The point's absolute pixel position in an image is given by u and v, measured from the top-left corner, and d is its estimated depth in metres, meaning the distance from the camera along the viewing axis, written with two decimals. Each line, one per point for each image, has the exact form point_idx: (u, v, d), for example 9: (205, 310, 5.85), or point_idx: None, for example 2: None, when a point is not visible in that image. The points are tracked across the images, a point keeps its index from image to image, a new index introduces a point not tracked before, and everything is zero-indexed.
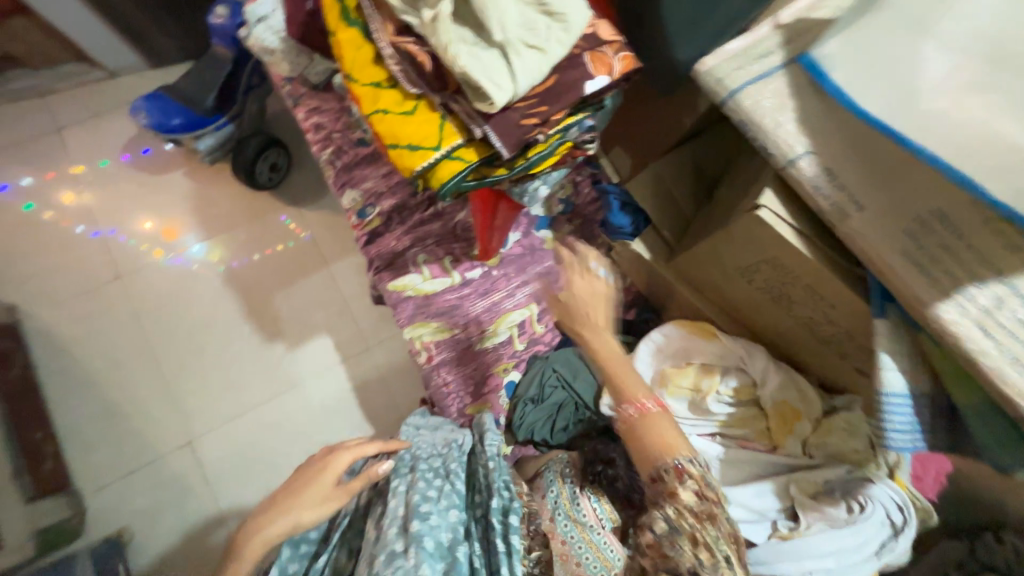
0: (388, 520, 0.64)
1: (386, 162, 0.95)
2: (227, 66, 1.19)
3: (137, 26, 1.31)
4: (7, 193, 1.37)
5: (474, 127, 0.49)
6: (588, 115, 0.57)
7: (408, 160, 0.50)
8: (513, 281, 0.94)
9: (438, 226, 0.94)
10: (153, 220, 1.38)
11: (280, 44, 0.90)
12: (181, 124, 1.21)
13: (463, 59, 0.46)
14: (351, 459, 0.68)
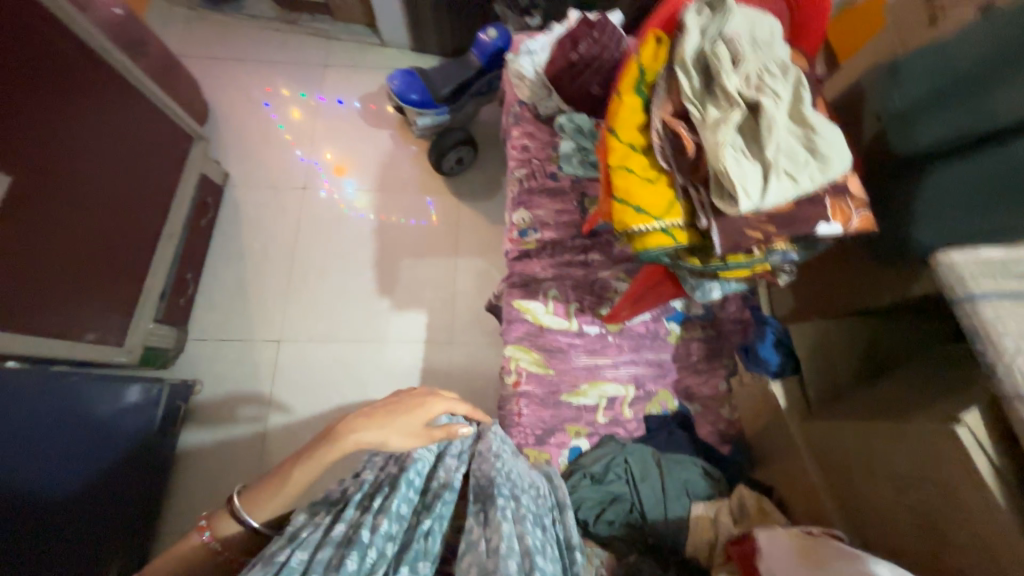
0: (506, 550, 0.58)
1: (563, 200, 1.02)
2: (470, 71, 1.40)
3: (423, 19, 1.60)
4: (266, 94, 1.70)
5: (702, 217, 0.52)
6: (796, 249, 0.58)
7: (627, 218, 0.53)
8: (623, 356, 0.93)
9: (581, 273, 0.97)
10: (332, 152, 1.63)
11: (534, 76, 1.03)
12: (415, 100, 1.38)
13: (727, 160, 0.48)
14: (443, 410, 0.71)
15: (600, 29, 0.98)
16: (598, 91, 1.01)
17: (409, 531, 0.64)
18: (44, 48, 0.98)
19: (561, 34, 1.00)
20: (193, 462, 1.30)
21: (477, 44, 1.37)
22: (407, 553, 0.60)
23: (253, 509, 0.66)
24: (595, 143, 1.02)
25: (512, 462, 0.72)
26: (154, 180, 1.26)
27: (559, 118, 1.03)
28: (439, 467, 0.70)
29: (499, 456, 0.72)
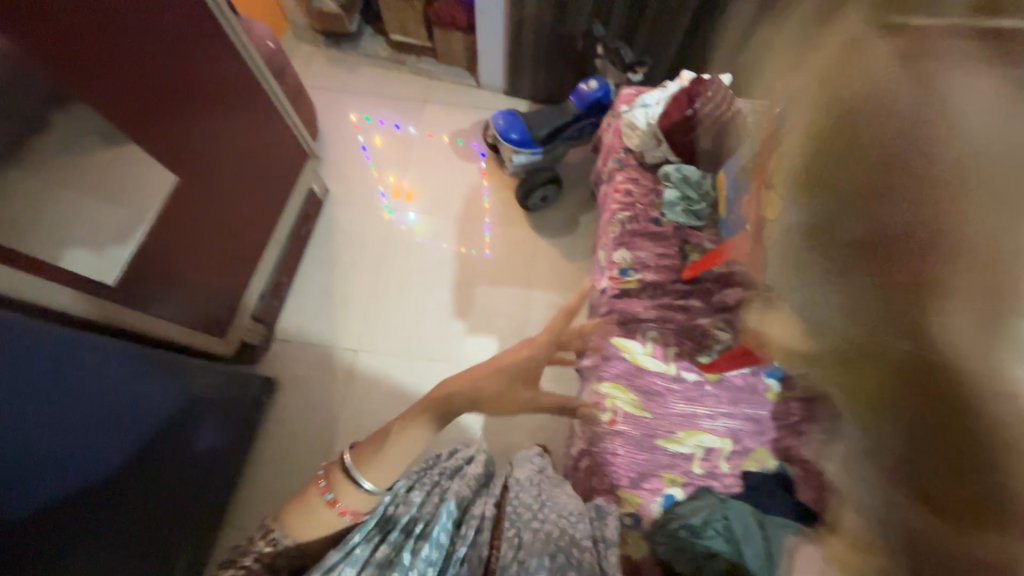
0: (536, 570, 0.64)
1: (664, 245, 1.05)
2: (568, 116, 1.48)
3: (522, 67, 1.71)
4: (363, 122, 1.84)
5: None
6: None
7: None
8: (721, 407, 0.92)
9: (680, 318, 0.98)
10: (395, 177, 1.74)
11: (646, 127, 1.09)
12: (514, 139, 1.48)
13: None
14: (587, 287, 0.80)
15: (715, 88, 1.04)
16: (708, 146, 1.06)
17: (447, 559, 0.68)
18: (200, 45, 1.01)
19: (677, 91, 1.07)
20: (263, 461, 1.34)
21: (577, 93, 1.47)
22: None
23: (372, 469, 0.69)
24: (700, 194, 1.06)
25: (549, 494, 0.81)
26: (272, 190, 1.36)
27: (665, 167, 1.09)
28: (475, 503, 0.77)
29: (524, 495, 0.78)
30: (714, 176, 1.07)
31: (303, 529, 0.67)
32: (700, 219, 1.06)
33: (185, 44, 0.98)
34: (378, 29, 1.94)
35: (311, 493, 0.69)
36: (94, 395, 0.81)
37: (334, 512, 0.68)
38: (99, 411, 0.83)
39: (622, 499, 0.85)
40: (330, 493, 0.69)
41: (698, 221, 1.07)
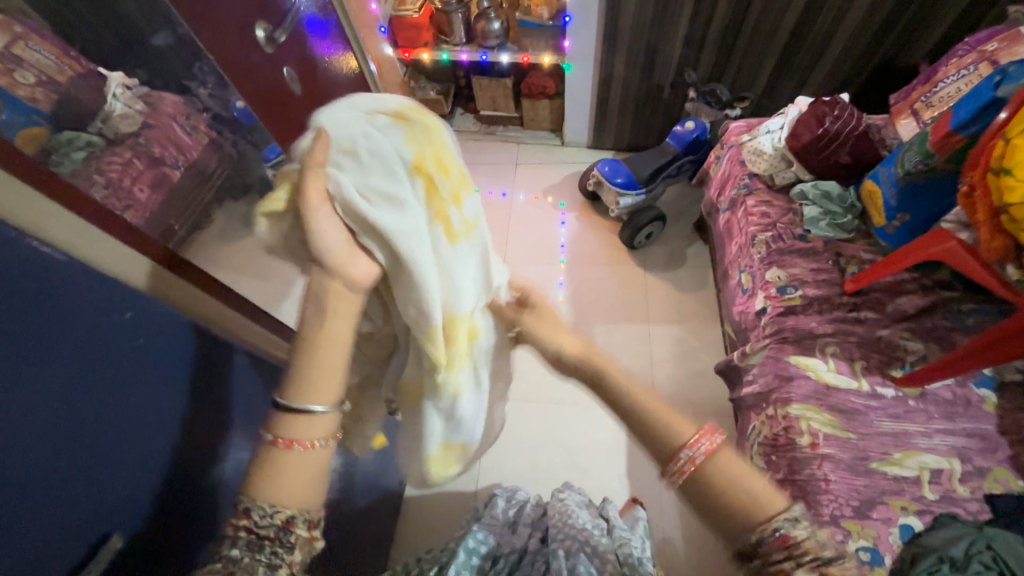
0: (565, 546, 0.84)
1: (818, 260, 1.04)
2: (667, 157, 1.56)
3: (608, 121, 1.82)
4: None
5: None
6: None
7: None
8: (933, 423, 0.84)
9: (859, 332, 0.93)
10: None
11: (773, 150, 1.13)
12: (620, 183, 1.55)
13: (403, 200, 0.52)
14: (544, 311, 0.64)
15: (839, 107, 1.07)
16: (843, 160, 1.08)
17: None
18: (346, 84, 1.09)
19: (799, 115, 1.12)
20: (406, 519, 1.26)
21: (673, 134, 1.56)
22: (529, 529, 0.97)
23: (315, 391, 0.47)
24: (844, 208, 1.06)
25: (584, 516, 0.96)
26: None
27: (799, 186, 1.11)
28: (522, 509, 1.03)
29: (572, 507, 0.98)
30: (855, 189, 1.07)
31: (281, 493, 0.46)
32: (849, 232, 1.05)
33: None
34: (469, 108, 2.09)
35: (271, 447, 0.47)
36: (203, 406, 0.56)
37: (292, 455, 0.47)
38: (202, 434, 0.56)
39: (849, 530, 0.76)
40: (270, 435, 0.47)
41: (847, 233, 1.05)
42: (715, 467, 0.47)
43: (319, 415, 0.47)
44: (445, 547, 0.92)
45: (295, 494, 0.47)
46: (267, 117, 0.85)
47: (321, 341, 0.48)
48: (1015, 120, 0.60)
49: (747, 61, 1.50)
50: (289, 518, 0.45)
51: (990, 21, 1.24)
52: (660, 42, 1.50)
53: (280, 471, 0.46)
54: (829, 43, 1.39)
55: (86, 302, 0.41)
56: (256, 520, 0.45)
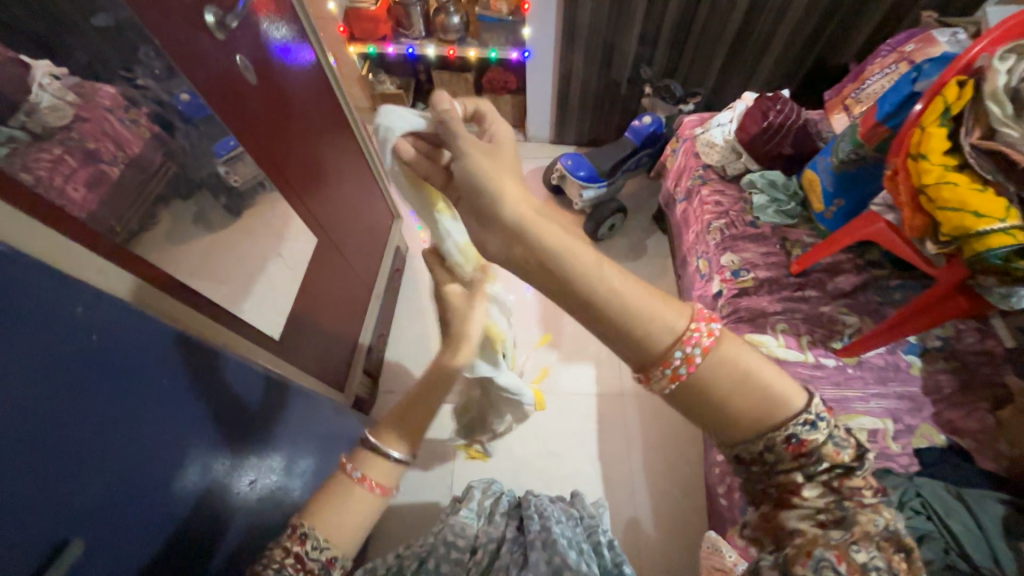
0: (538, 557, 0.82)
1: (766, 244, 1.11)
2: (626, 150, 1.61)
3: (570, 116, 1.85)
4: None
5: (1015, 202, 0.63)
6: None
7: (964, 223, 0.63)
8: (870, 388, 0.92)
9: (804, 309, 1.01)
10: None
11: (723, 142, 1.20)
12: (582, 176, 1.59)
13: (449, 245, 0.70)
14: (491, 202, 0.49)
15: (781, 103, 1.15)
16: (787, 151, 1.16)
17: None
18: (303, 75, 1.05)
19: (746, 110, 1.19)
20: (381, 518, 1.25)
21: (632, 128, 1.61)
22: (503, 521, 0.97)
23: (405, 437, 0.66)
24: (788, 196, 1.14)
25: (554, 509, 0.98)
26: (369, 249, 1.45)
27: (748, 176, 1.18)
28: (499, 503, 1.02)
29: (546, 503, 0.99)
30: (797, 178, 1.15)
31: (336, 530, 0.57)
32: (793, 218, 1.13)
33: (307, 115, 1.07)
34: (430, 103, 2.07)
35: (349, 481, 0.60)
36: (163, 409, 0.57)
37: (369, 496, 0.60)
38: (161, 439, 0.57)
39: None
40: (358, 472, 0.61)
41: (791, 219, 1.13)
42: (713, 367, 0.44)
43: (394, 462, 0.63)
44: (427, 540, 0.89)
45: (342, 533, 0.57)
46: (221, 109, 0.81)
47: (429, 390, 0.72)
48: (928, 110, 0.69)
49: (698, 59, 1.57)
50: (332, 556, 0.55)
51: (905, 27, 1.37)
52: (616, 40, 1.55)
53: (350, 505, 0.59)
54: (769, 44, 1.49)
55: (39, 303, 0.43)
56: (308, 550, 0.54)
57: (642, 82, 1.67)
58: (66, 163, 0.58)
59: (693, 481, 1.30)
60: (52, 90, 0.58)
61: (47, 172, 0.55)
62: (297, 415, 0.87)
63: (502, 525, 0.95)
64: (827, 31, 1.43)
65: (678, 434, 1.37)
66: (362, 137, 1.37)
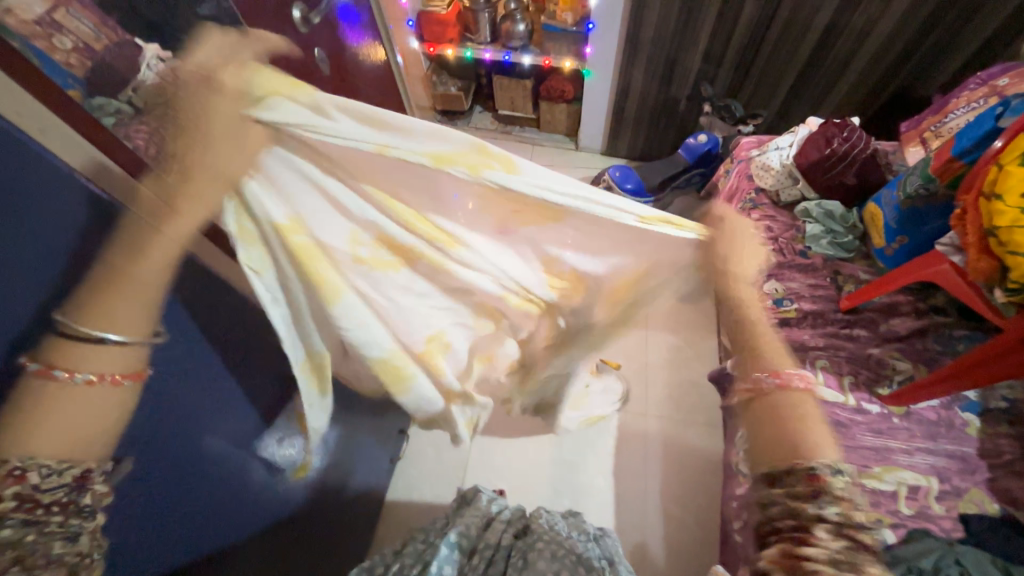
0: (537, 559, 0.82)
1: (816, 276, 1.06)
2: (678, 168, 1.59)
3: (624, 129, 1.85)
4: None
5: None
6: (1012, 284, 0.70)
7: None
8: (917, 442, 0.86)
9: (850, 348, 0.96)
10: None
11: (780, 167, 1.16)
12: (629, 189, 1.57)
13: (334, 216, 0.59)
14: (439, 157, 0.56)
15: (848, 130, 1.10)
16: (849, 182, 1.10)
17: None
18: (373, 70, 1.14)
19: (810, 134, 1.15)
20: (392, 496, 1.29)
21: (686, 146, 1.59)
22: (499, 516, 0.98)
23: (108, 320, 0.43)
24: (846, 228, 1.07)
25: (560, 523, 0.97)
26: None
27: (802, 204, 1.13)
28: (499, 513, 1.00)
29: (555, 519, 0.98)
30: (858, 211, 1.09)
31: (59, 440, 0.39)
32: (849, 251, 1.06)
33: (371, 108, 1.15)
34: (488, 107, 2.12)
35: (52, 389, 0.39)
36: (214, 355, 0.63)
37: (104, 393, 0.43)
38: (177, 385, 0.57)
39: None
40: (85, 374, 0.41)
41: (847, 253, 1.07)
42: None
43: (112, 346, 0.43)
44: (427, 540, 0.90)
45: (67, 442, 0.40)
46: None
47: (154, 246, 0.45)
48: (1009, 149, 0.64)
49: (764, 80, 1.53)
50: (84, 472, 0.41)
51: (1004, 60, 1.26)
52: (680, 55, 1.53)
53: (68, 417, 0.39)
54: (844, 69, 1.42)
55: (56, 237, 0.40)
56: (38, 479, 0.38)
57: (702, 99, 1.64)
58: None
59: (708, 514, 1.25)
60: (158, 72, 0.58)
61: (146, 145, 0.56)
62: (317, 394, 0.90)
63: (502, 532, 0.92)
64: (911, 58, 1.34)
65: (699, 463, 1.32)
66: None
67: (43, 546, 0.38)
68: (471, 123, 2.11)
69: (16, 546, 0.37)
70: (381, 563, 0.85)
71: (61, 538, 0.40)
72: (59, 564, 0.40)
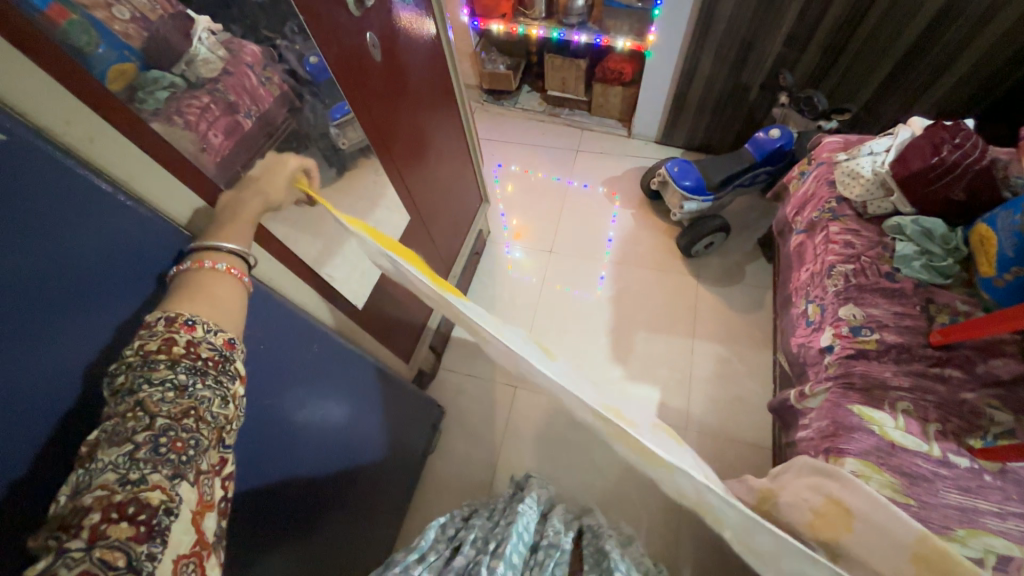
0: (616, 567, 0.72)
1: (903, 303, 0.93)
2: (744, 164, 1.43)
3: (683, 118, 1.70)
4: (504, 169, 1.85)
5: None
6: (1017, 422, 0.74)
7: None
8: (1011, 506, 0.75)
9: (940, 391, 0.85)
10: (519, 219, 1.74)
11: (872, 174, 1.02)
12: (688, 186, 1.45)
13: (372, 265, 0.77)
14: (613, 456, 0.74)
15: (961, 136, 0.95)
16: (957, 199, 0.96)
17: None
18: (424, 53, 1.05)
19: (911, 140, 1.01)
20: (422, 488, 1.29)
21: (754, 140, 1.43)
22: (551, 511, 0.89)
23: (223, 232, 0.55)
24: (945, 250, 0.94)
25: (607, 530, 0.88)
26: (456, 229, 1.44)
27: (895, 220, 1.00)
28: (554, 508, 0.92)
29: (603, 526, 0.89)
30: (964, 232, 0.95)
31: (201, 305, 0.50)
32: (946, 277, 0.93)
33: (421, 98, 1.08)
34: (536, 87, 2.01)
35: (202, 274, 0.52)
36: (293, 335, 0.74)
37: (225, 279, 0.53)
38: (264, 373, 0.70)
39: None
40: (218, 263, 0.53)
41: (944, 279, 0.94)
42: None
43: (227, 252, 0.54)
44: (494, 517, 0.83)
45: (210, 309, 0.51)
46: (347, 86, 0.82)
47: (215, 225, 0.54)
48: None
49: (855, 68, 1.34)
50: (230, 339, 0.50)
51: None
52: (758, 38, 1.37)
53: (219, 290, 0.52)
54: (956, 59, 1.23)
55: (130, 236, 0.48)
56: (200, 333, 0.48)
57: (778, 88, 1.47)
58: (211, 111, 0.63)
59: None
60: (210, 45, 0.66)
61: (195, 118, 0.60)
62: (375, 374, 0.99)
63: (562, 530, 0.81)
64: None
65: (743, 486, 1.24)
66: (466, 119, 1.36)
67: (208, 400, 0.47)
68: (518, 103, 2.00)
69: (187, 395, 0.46)
70: (454, 527, 0.82)
71: (218, 398, 0.48)
72: (213, 426, 0.47)
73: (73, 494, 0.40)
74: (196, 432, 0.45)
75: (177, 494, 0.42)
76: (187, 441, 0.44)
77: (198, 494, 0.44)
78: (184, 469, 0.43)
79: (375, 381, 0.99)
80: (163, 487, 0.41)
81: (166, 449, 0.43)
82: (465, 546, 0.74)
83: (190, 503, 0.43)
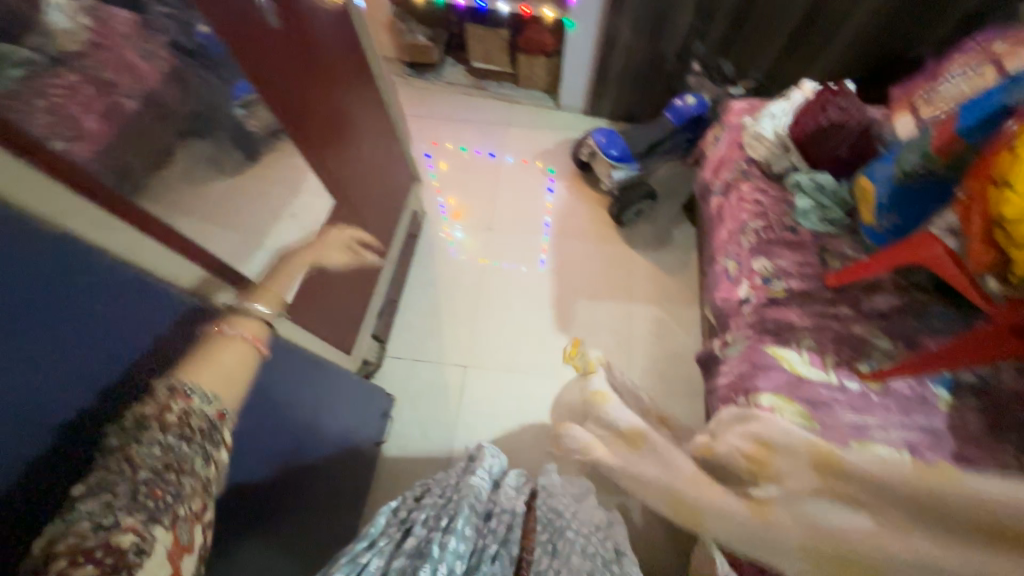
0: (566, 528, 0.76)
1: (804, 252, 1.04)
2: (664, 132, 1.50)
3: (607, 88, 1.73)
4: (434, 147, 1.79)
5: None
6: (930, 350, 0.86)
7: None
8: (892, 418, 0.87)
9: (835, 327, 0.96)
10: (453, 197, 1.70)
11: (773, 137, 1.12)
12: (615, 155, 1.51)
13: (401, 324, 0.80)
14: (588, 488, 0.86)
15: (845, 98, 1.06)
16: (843, 155, 1.07)
17: (478, 552, 0.74)
18: (333, 23, 0.98)
19: (805, 103, 1.10)
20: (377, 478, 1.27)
21: (672, 108, 1.50)
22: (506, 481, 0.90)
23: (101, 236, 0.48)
24: (835, 203, 1.05)
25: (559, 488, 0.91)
26: (388, 212, 1.38)
27: (793, 177, 1.09)
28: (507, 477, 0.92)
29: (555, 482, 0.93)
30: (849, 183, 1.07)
31: (203, 374, 0.58)
32: (837, 227, 1.05)
33: (335, 73, 1.00)
34: (461, 59, 1.94)
35: (218, 346, 0.62)
36: None
37: (231, 350, 0.63)
38: None
39: None
40: (231, 332, 0.64)
41: (834, 228, 1.05)
42: None
43: (228, 335, 0.63)
44: (445, 492, 0.83)
45: (217, 379, 0.60)
46: (249, 61, 0.75)
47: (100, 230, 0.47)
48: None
49: (757, 36, 1.44)
50: (221, 409, 0.58)
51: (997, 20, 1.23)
52: (672, 7, 1.41)
53: (229, 361, 0.62)
54: (840, 26, 1.35)
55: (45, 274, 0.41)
56: (196, 399, 0.55)
57: (692, 57, 1.54)
58: (81, 92, 0.51)
59: None
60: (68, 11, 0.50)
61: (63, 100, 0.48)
62: (315, 369, 0.94)
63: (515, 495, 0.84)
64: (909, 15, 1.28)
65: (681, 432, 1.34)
66: (387, 94, 1.29)
67: (196, 457, 0.53)
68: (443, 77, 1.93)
69: (173, 451, 0.52)
70: (407, 509, 0.80)
71: (199, 457, 0.54)
72: (194, 480, 0.52)
73: (43, 544, 0.43)
74: (177, 485, 0.50)
75: (152, 536, 0.46)
76: (166, 492, 0.49)
77: (175, 537, 0.49)
78: (159, 515, 0.48)
79: (318, 377, 0.95)
80: (136, 530, 0.46)
81: (146, 498, 0.48)
82: (416, 525, 0.74)
83: (164, 544, 0.47)
